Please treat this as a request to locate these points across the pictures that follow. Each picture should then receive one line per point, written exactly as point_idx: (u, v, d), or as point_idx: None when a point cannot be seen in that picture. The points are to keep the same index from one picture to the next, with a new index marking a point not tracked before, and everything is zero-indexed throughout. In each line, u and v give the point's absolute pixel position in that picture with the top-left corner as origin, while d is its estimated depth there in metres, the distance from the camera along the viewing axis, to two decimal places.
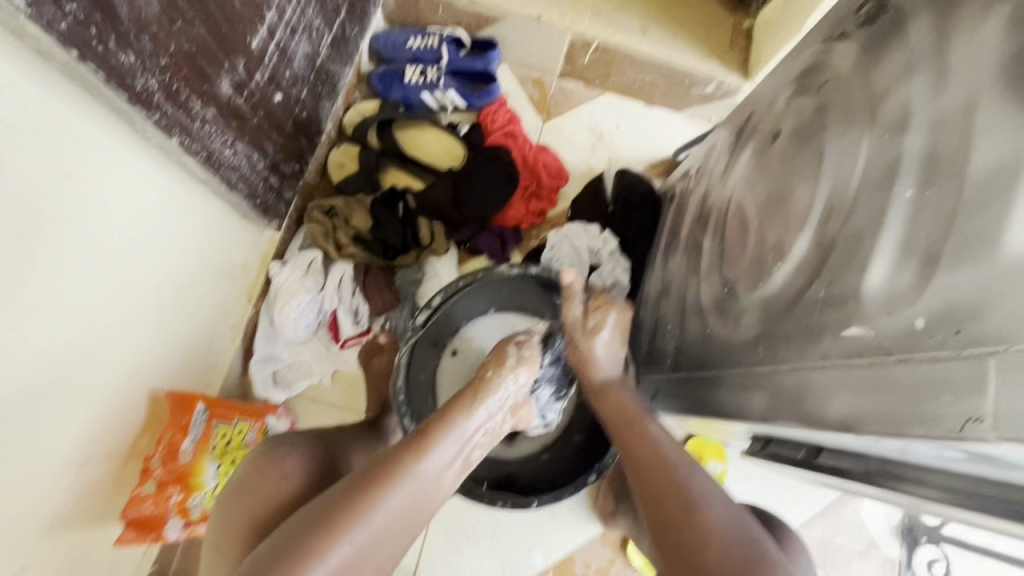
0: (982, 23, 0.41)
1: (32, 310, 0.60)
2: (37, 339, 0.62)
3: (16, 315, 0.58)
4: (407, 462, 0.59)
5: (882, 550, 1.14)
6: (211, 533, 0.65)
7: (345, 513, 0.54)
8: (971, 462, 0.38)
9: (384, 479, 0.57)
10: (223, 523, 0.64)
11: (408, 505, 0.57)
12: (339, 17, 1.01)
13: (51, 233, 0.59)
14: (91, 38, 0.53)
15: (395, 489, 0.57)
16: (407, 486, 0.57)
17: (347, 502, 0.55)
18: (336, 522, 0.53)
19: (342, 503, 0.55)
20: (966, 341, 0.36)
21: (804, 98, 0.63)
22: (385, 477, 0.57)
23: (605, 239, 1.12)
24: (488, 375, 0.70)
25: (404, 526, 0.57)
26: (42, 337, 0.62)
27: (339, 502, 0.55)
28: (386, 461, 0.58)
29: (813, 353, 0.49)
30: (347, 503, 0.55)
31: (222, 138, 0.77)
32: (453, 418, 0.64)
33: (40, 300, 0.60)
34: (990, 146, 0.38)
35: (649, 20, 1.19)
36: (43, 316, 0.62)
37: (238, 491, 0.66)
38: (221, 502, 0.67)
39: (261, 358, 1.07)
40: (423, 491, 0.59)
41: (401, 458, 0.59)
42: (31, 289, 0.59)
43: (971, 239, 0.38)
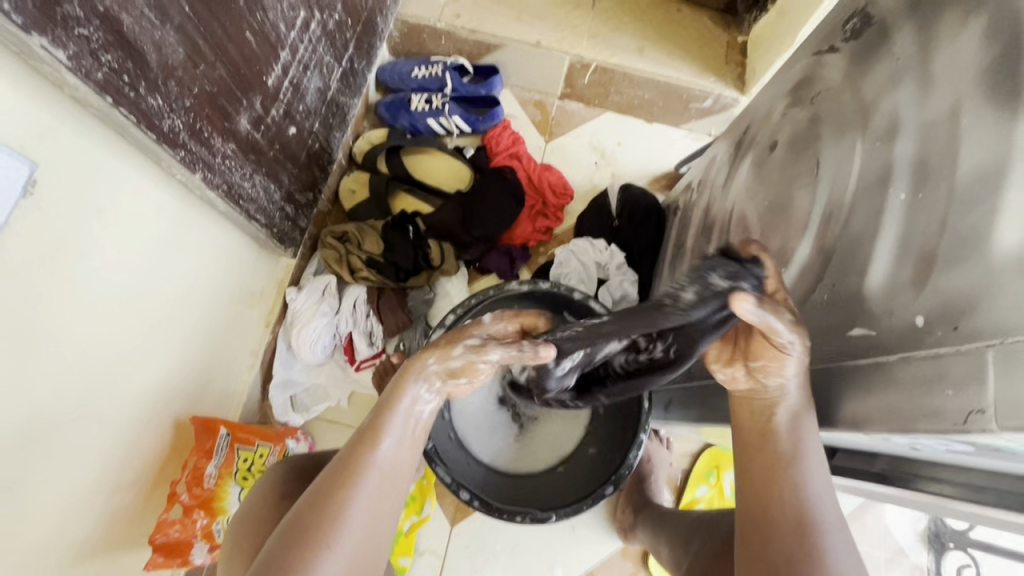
0: (961, 33, 0.43)
1: (64, 342, 0.63)
2: (69, 369, 0.64)
3: (52, 347, 0.61)
4: (359, 467, 0.56)
5: (909, 557, 1.12)
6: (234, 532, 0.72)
7: (306, 544, 0.52)
8: (980, 455, 0.39)
9: (340, 491, 0.54)
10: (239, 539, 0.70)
11: (375, 507, 0.55)
12: (348, 52, 1.05)
13: (82, 267, 0.62)
14: (123, 85, 0.57)
15: (354, 497, 0.54)
16: (365, 490, 0.55)
17: (303, 531, 0.52)
18: (300, 554, 0.51)
19: (301, 539, 0.52)
20: (964, 336, 0.37)
21: (799, 109, 0.66)
22: (338, 488, 0.55)
23: (612, 254, 1.15)
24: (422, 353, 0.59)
25: (375, 533, 0.55)
26: (76, 366, 0.65)
27: (301, 528, 0.53)
28: (338, 475, 0.55)
29: (820, 354, 0.50)
30: (304, 530, 0.52)
31: (241, 171, 0.81)
32: (392, 403, 0.58)
33: (73, 330, 0.63)
34: (974, 151, 0.40)
35: (644, 40, 1.23)
36: (77, 345, 0.65)
37: (266, 511, 0.69)
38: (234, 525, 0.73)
39: (281, 383, 1.10)
40: (383, 489, 0.56)
41: (351, 462, 0.56)
42: (65, 320, 0.62)
43: (962, 238, 0.39)
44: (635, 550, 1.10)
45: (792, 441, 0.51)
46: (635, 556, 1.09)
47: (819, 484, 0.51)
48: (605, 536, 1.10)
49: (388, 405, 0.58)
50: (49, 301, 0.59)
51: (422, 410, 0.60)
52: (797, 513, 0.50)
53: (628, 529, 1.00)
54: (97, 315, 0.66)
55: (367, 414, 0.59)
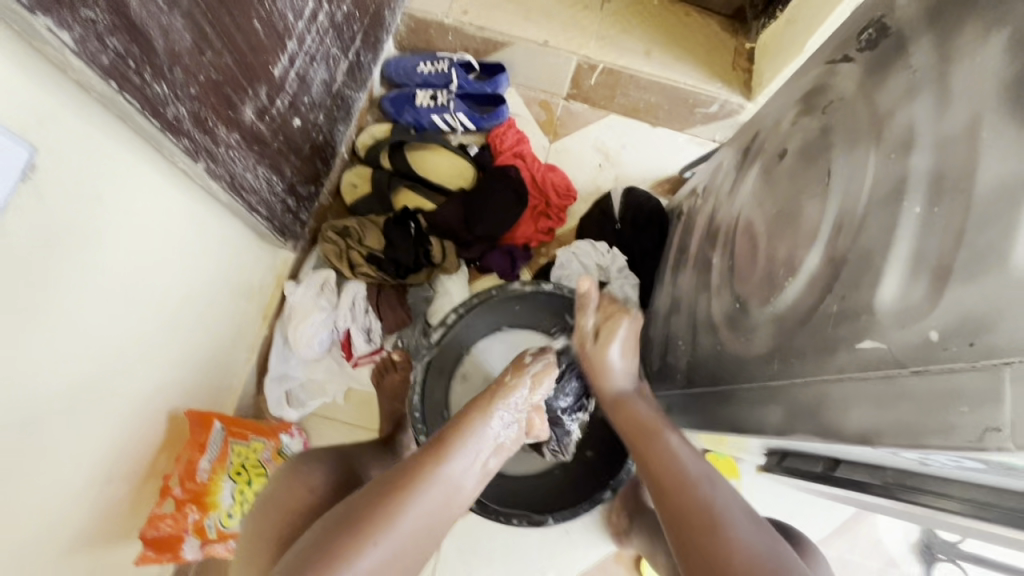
0: (982, 47, 0.43)
1: (59, 331, 0.61)
2: (64, 359, 0.63)
3: (46, 336, 0.60)
4: (426, 472, 0.58)
5: (900, 568, 1.12)
6: (244, 534, 0.66)
7: (359, 526, 0.53)
8: (989, 472, 0.39)
9: (398, 490, 0.56)
10: (255, 532, 0.65)
11: (426, 518, 0.56)
12: (354, 45, 1.04)
13: (82, 256, 0.61)
14: (129, 71, 0.55)
15: (412, 502, 0.56)
16: (426, 500, 0.57)
17: (357, 517, 0.54)
18: (352, 535, 0.53)
19: (354, 523, 0.54)
20: (979, 352, 0.37)
21: (810, 118, 0.65)
22: (400, 488, 0.56)
23: (614, 256, 1.14)
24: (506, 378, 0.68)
25: (417, 546, 0.56)
26: (72, 356, 0.64)
27: (359, 515, 0.54)
28: (402, 475, 0.57)
29: (827, 366, 0.50)
30: (359, 515, 0.54)
31: (244, 162, 0.80)
32: (469, 423, 0.63)
33: (69, 319, 0.62)
34: (993, 166, 0.39)
35: (651, 43, 1.22)
36: (73, 335, 0.63)
37: (263, 506, 0.67)
38: (250, 516, 0.68)
39: (275, 378, 1.09)
40: (440, 507, 0.58)
41: (420, 468, 0.58)
42: (61, 309, 0.60)
43: (980, 254, 0.39)
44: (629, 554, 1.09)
45: (668, 435, 0.67)
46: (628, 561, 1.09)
47: (674, 437, 0.68)
48: (599, 540, 1.10)
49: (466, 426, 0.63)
50: (46, 288, 0.58)
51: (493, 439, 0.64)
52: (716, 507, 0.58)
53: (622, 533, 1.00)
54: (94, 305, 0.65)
55: (437, 432, 0.63)
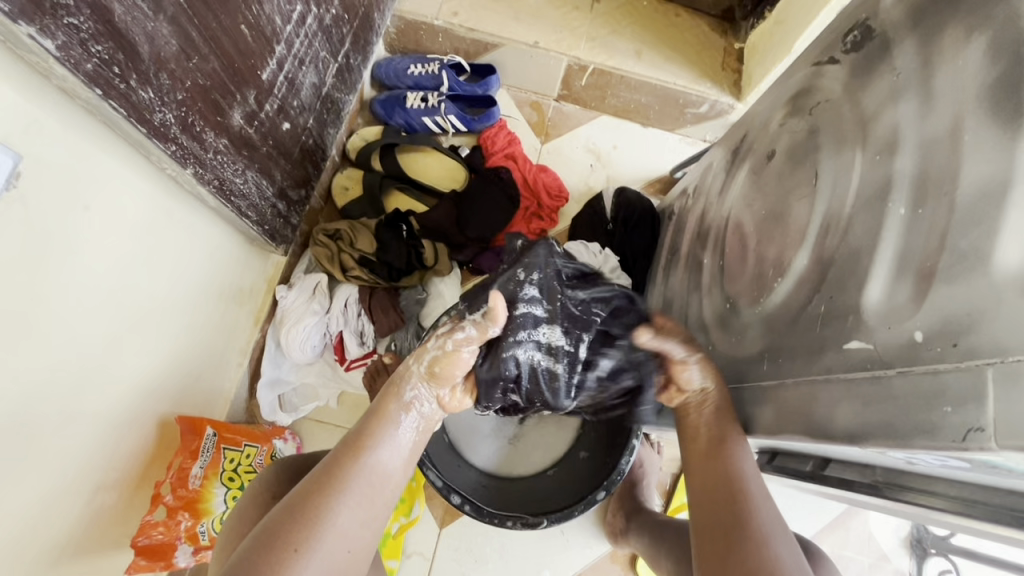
0: (963, 50, 0.43)
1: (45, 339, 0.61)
2: (50, 366, 0.62)
3: (32, 344, 0.59)
4: (346, 472, 0.59)
5: (891, 563, 1.14)
6: (221, 546, 0.67)
7: (290, 533, 0.54)
8: (975, 471, 0.39)
9: (324, 492, 0.57)
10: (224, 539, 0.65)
11: (354, 514, 0.57)
12: (344, 48, 1.04)
13: (67, 262, 0.61)
14: (114, 77, 0.55)
15: (338, 499, 0.57)
16: (353, 494, 0.58)
17: (284, 529, 0.54)
18: (283, 543, 0.53)
19: (281, 533, 0.54)
20: (962, 353, 0.37)
21: (797, 119, 0.66)
22: (322, 493, 0.57)
23: (605, 256, 1.12)
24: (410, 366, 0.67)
25: (352, 541, 0.57)
26: (58, 364, 0.63)
27: (284, 527, 0.54)
28: (325, 477, 0.58)
29: (816, 367, 0.51)
30: (284, 529, 0.54)
31: (233, 167, 0.79)
32: (382, 415, 0.64)
33: (55, 326, 0.61)
34: (975, 168, 0.40)
35: (641, 44, 1.23)
36: (59, 342, 0.63)
37: (233, 524, 0.66)
38: (227, 525, 0.68)
39: (268, 382, 1.08)
40: (371, 498, 0.59)
41: (338, 466, 0.59)
42: (46, 317, 0.60)
43: (963, 255, 0.39)
44: (623, 553, 1.10)
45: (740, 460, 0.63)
46: (623, 560, 1.10)
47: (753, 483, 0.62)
48: (594, 539, 1.10)
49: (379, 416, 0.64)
50: (30, 295, 0.57)
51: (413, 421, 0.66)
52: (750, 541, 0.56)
53: (616, 532, 1.01)
54: (80, 311, 0.64)
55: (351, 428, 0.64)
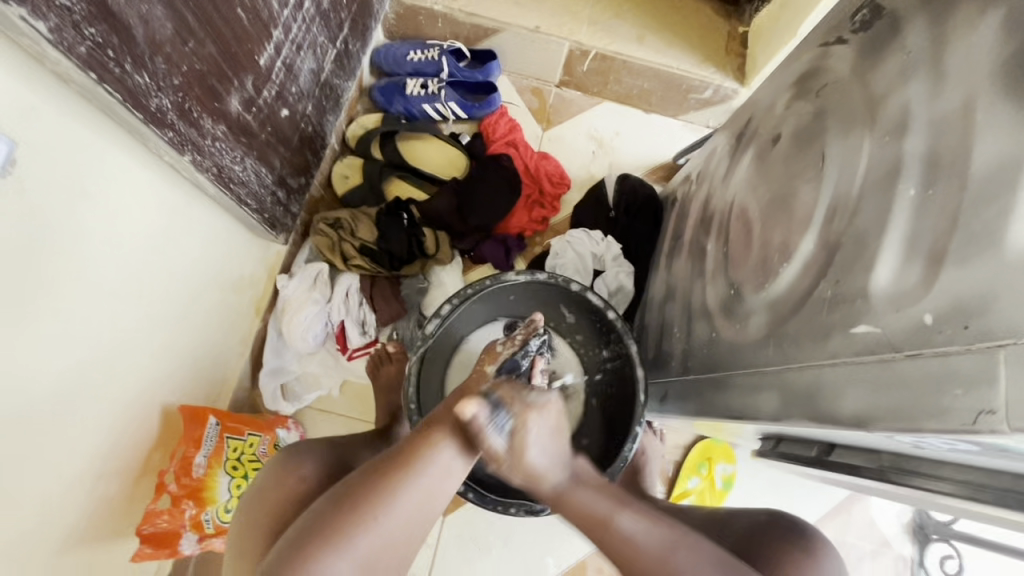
0: (976, 27, 0.42)
1: (48, 320, 0.60)
2: (52, 349, 0.62)
3: (34, 324, 0.59)
4: (423, 451, 0.57)
5: (893, 549, 1.14)
6: (234, 532, 0.66)
7: (359, 502, 0.54)
8: (984, 455, 0.39)
9: (399, 470, 0.55)
10: (247, 520, 0.65)
11: (425, 499, 0.56)
12: (342, 33, 1.02)
13: (68, 242, 0.60)
14: (108, 61, 0.54)
15: (411, 483, 0.55)
16: (422, 482, 0.55)
17: (356, 498, 0.54)
18: (353, 512, 0.53)
19: (354, 501, 0.54)
20: (973, 335, 0.37)
21: (804, 102, 0.65)
22: (399, 470, 0.55)
23: (608, 244, 1.13)
24: (483, 366, 0.70)
25: (415, 526, 0.55)
26: (60, 347, 0.63)
27: (361, 490, 0.54)
28: (403, 454, 0.57)
29: (822, 352, 0.50)
30: (358, 498, 0.54)
31: (232, 154, 0.78)
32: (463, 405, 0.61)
33: (58, 309, 0.61)
34: (988, 147, 0.39)
35: (644, 28, 1.21)
36: (62, 326, 0.62)
37: (253, 499, 0.66)
38: (243, 508, 0.67)
39: (271, 371, 1.08)
40: (438, 489, 0.56)
41: (417, 448, 0.57)
42: (48, 298, 0.60)
43: (974, 236, 0.39)
44: None
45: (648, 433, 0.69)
46: None
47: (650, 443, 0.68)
48: None
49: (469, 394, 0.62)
50: (30, 276, 0.57)
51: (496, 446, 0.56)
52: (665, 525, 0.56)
53: None
54: (82, 294, 0.64)
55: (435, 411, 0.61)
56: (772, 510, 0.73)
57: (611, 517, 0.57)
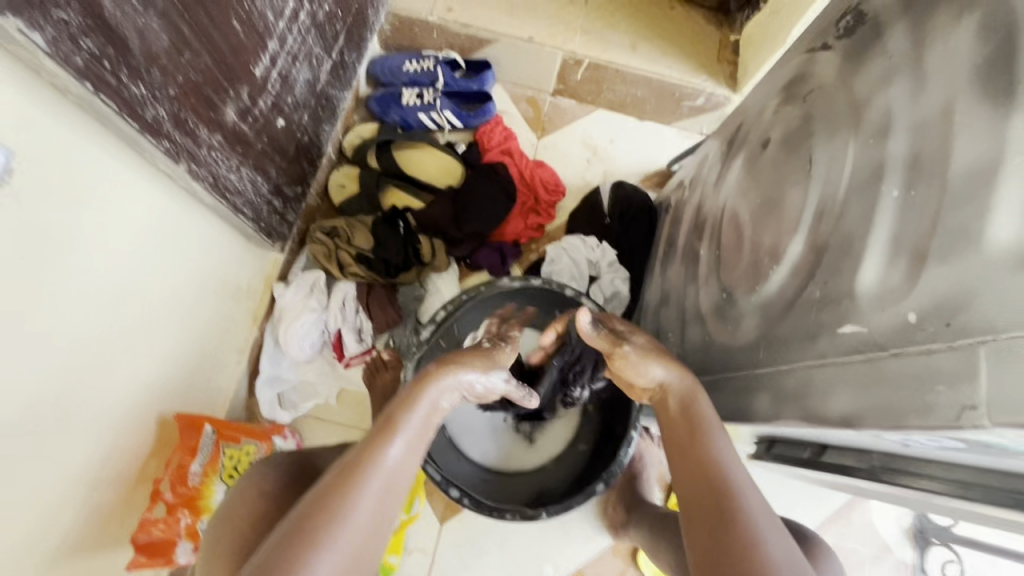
0: (954, 32, 0.43)
1: (45, 322, 0.61)
2: (49, 350, 0.62)
3: (30, 327, 0.59)
4: (366, 465, 0.55)
5: (894, 554, 1.13)
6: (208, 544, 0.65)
7: (308, 531, 0.51)
8: (970, 452, 0.39)
9: (346, 484, 0.54)
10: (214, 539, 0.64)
11: (379, 507, 0.54)
12: (338, 44, 1.04)
13: (66, 245, 0.61)
14: (104, 72, 0.55)
15: (359, 496, 0.53)
16: (371, 490, 0.54)
17: (303, 526, 0.51)
18: (301, 545, 0.50)
19: (303, 530, 0.51)
20: (955, 332, 0.37)
21: (791, 107, 0.66)
22: (346, 484, 0.54)
23: (603, 251, 1.14)
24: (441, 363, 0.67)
25: (374, 535, 0.54)
26: (55, 348, 0.63)
27: (308, 518, 0.52)
28: (348, 469, 0.55)
29: (811, 352, 0.51)
30: (306, 523, 0.51)
31: (227, 163, 0.79)
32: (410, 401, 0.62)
33: (53, 312, 0.61)
34: (967, 148, 0.40)
35: (637, 37, 1.23)
36: (57, 327, 0.62)
37: (217, 516, 0.67)
38: (215, 518, 0.68)
39: (267, 379, 1.09)
40: (389, 493, 0.55)
41: (360, 460, 0.56)
42: (45, 300, 0.60)
43: (955, 235, 0.39)
44: (625, 546, 1.10)
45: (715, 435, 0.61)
46: (625, 553, 1.10)
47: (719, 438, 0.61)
48: (596, 533, 1.10)
49: (409, 401, 0.61)
50: (27, 279, 0.57)
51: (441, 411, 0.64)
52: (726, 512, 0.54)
53: (618, 525, 1.01)
54: (79, 296, 0.64)
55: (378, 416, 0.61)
56: None
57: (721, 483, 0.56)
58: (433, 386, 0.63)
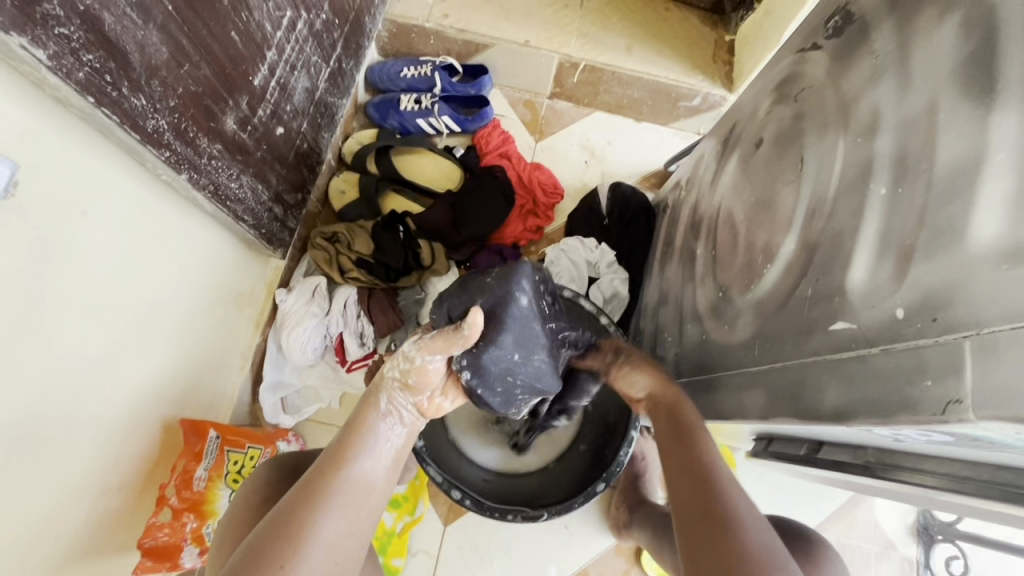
0: (938, 30, 0.44)
1: (50, 328, 0.62)
2: (54, 356, 0.63)
3: (35, 332, 0.60)
4: (327, 486, 0.55)
5: (898, 551, 1.13)
6: (218, 546, 0.67)
7: (268, 550, 0.51)
8: (960, 445, 0.40)
9: (305, 504, 0.54)
10: (224, 537, 0.67)
11: (342, 526, 0.54)
12: (336, 52, 1.05)
13: (70, 254, 0.62)
14: (106, 85, 0.56)
15: (322, 515, 0.53)
16: (331, 508, 0.54)
17: (264, 547, 0.51)
18: (259, 563, 0.50)
19: (263, 550, 0.51)
20: (941, 327, 0.38)
21: (783, 106, 0.66)
22: (309, 501, 0.54)
23: (602, 252, 1.14)
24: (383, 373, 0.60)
25: (342, 548, 0.54)
26: (60, 354, 0.64)
27: (262, 544, 0.52)
28: (308, 489, 0.55)
29: (805, 349, 0.51)
30: (268, 542, 0.51)
31: (228, 172, 0.80)
32: (364, 425, 0.59)
33: (58, 318, 0.62)
34: (950, 145, 0.40)
35: (635, 39, 1.26)
36: (63, 333, 0.64)
37: (234, 517, 0.68)
38: (225, 520, 0.69)
39: (271, 385, 1.10)
40: (354, 509, 0.55)
41: (320, 480, 0.55)
42: (50, 308, 0.61)
43: (941, 231, 0.40)
44: (628, 547, 1.10)
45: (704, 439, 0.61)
46: (628, 553, 1.10)
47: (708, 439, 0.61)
48: (598, 533, 1.11)
49: (358, 427, 0.58)
50: (32, 286, 0.58)
51: (392, 432, 0.60)
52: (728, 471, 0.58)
53: (621, 526, 1.01)
54: (83, 302, 0.65)
55: (335, 438, 0.59)
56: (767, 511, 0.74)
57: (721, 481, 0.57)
58: (380, 409, 0.59)
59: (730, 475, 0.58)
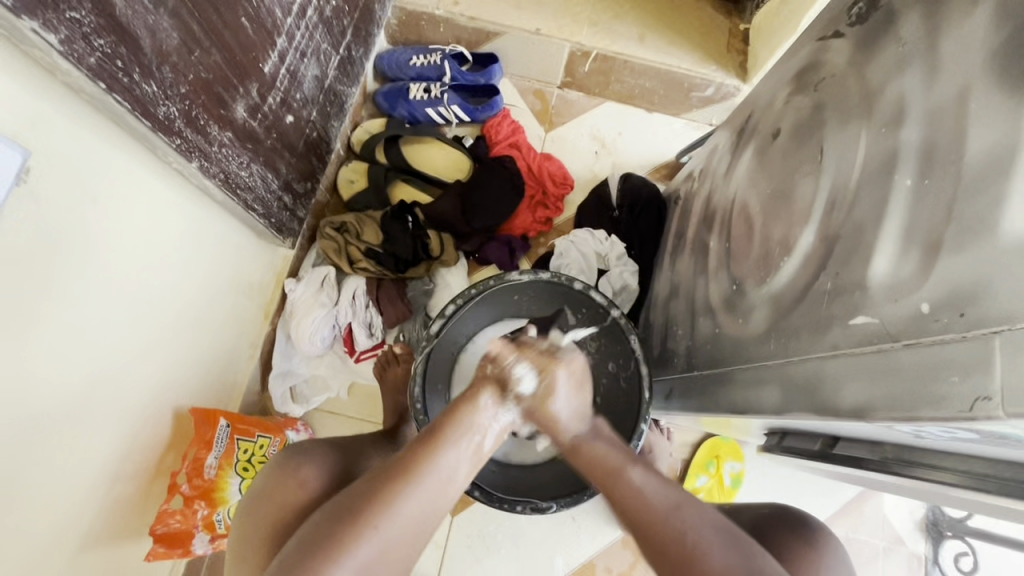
0: (970, 17, 0.42)
1: (63, 316, 0.62)
2: (67, 344, 0.63)
3: (47, 320, 0.60)
4: (425, 462, 0.55)
5: (907, 546, 1.13)
6: (235, 533, 0.67)
7: (362, 510, 0.52)
8: (984, 443, 0.39)
9: (404, 477, 0.54)
10: (242, 523, 0.66)
11: (426, 505, 0.54)
12: (345, 39, 1.04)
13: (82, 241, 0.62)
14: (117, 71, 0.56)
15: (413, 492, 0.54)
16: (424, 488, 0.54)
17: (356, 507, 0.53)
18: (353, 523, 0.52)
19: (355, 511, 0.52)
20: (968, 323, 0.37)
21: (802, 96, 0.65)
22: (401, 477, 0.54)
23: (612, 244, 1.13)
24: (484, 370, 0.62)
25: (418, 530, 0.54)
26: (73, 342, 0.64)
27: (353, 508, 0.53)
28: (406, 461, 0.55)
29: (822, 344, 0.50)
30: (359, 506, 0.53)
31: (238, 160, 0.80)
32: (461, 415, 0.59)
33: (70, 306, 0.62)
34: (981, 136, 0.39)
35: (647, 27, 1.21)
36: (75, 321, 0.64)
37: (252, 503, 0.67)
38: (242, 512, 0.68)
39: (279, 374, 1.10)
40: (438, 497, 0.55)
41: (421, 456, 0.56)
42: (62, 296, 0.61)
43: (969, 224, 0.39)
44: (635, 539, 1.10)
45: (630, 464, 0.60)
46: (635, 545, 1.10)
47: (638, 471, 0.60)
48: (604, 525, 1.11)
49: (459, 416, 0.59)
50: (44, 274, 0.58)
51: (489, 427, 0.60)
52: (673, 489, 0.59)
53: None
54: (96, 290, 0.65)
55: (433, 420, 0.60)
56: (778, 505, 0.73)
57: (668, 512, 0.56)
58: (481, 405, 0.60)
59: (673, 501, 0.57)
